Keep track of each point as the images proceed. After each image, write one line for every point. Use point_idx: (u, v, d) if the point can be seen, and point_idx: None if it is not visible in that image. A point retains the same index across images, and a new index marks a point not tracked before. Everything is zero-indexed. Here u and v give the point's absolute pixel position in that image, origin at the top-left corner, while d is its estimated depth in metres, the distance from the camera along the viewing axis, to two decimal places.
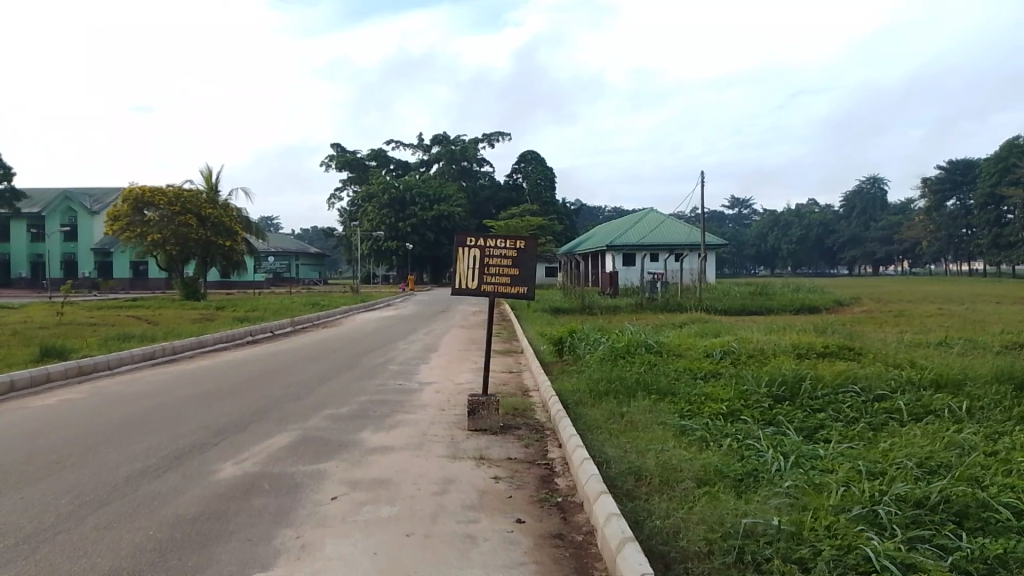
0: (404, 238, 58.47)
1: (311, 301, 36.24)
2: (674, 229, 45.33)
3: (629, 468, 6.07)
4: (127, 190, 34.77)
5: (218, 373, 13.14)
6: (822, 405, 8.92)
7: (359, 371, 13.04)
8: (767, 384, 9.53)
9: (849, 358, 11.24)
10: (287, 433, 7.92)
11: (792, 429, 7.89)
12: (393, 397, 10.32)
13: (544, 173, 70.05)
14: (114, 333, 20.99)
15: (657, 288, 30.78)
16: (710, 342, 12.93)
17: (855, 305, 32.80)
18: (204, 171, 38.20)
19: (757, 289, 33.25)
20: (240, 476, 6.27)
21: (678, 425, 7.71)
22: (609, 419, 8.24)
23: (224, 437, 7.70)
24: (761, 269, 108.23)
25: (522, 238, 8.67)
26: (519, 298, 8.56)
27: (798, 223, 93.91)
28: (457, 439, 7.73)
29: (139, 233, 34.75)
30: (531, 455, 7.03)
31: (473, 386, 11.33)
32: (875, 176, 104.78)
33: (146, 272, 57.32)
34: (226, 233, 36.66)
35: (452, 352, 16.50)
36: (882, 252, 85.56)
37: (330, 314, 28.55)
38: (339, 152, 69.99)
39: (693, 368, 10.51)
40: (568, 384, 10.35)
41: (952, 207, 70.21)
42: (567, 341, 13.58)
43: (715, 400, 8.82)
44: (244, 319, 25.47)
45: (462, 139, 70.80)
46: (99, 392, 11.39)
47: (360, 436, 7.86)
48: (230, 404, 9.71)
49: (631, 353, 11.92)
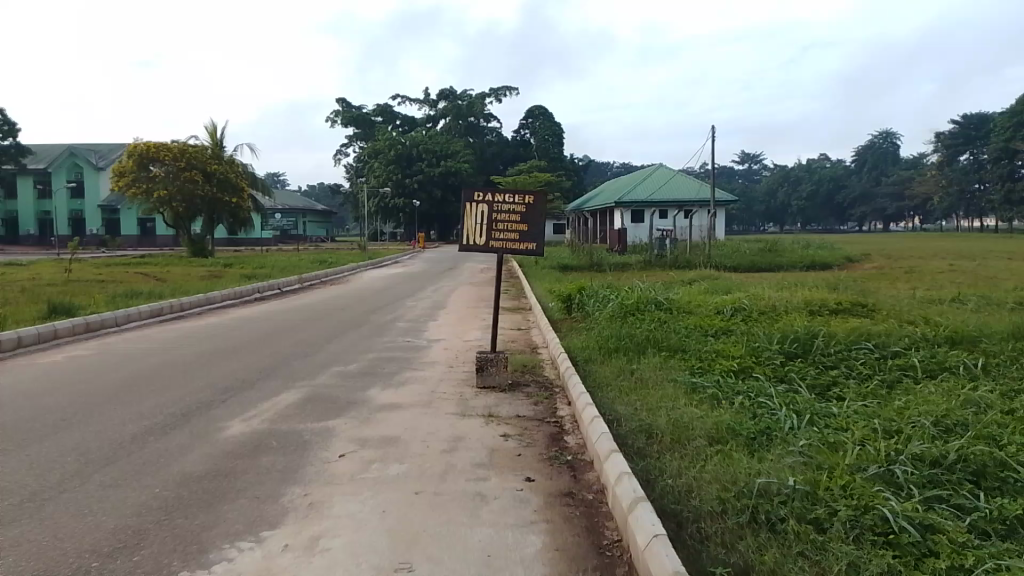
0: (411, 195, 58.03)
1: (318, 258, 36.16)
2: (683, 185, 44.88)
3: (640, 426, 5.99)
4: (132, 145, 34.47)
5: (226, 330, 13.11)
6: (834, 362, 8.83)
7: (367, 329, 12.98)
8: (779, 341, 9.42)
9: (862, 315, 11.11)
10: (295, 390, 7.86)
11: (805, 386, 7.81)
12: (401, 355, 10.25)
13: (552, 128, 69.27)
14: (122, 290, 20.98)
15: (665, 245, 30.55)
16: (721, 299, 12.78)
17: (865, 261, 32.54)
18: (209, 127, 37.85)
19: (767, 246, 32.96)
20: (247, 434, 6.22)
21: (689, 382, 7.62)
22: (619, 376, 8.16)
23: (231, 394, 7.66)
24: (770, 226, 107.50)
25: (531, 193, 8.49)
26: (528, 254, 8.44)
27: (807, 179, 92.88)
28: (465, 397, 7.66)
29: (145, 190, 34.53)
30: (540, 413, 6.96)
31: (481, 344, 11.26)
32: (887, 131, 103.23)
33: (154, 230, 57.29)
34: (232, 189, 36.43)
35: (461, 309, 16.44)
36: (893, 207, 84.69)
37: (338, 271, 28.48)
38: (345, 107, 69.26)
39: (703, 326, 10.39)
40: (577, 341, 10.26)
41: (964, 161, 69.22)
42: (576, 298, 13.46)
43: (726, 357, 8.73)
44: (251, 277, 25.43)
45: (468, 95, 69.88)
46: (106, 349, 11.39)
47: (368, 394, 7.79)
48: (237, 361, 9.67)
49: (641, 310, 11.80)
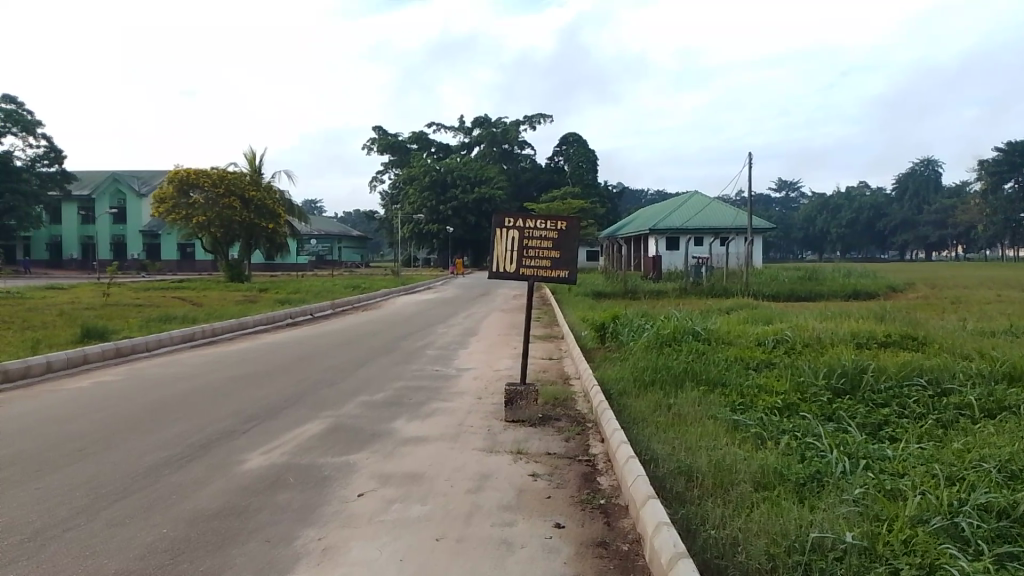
0: (445, 221, 58.36)
1: (352, 283, 36.21)
2: (719, 212, 44.26)
3: (679, 467, 5.62)
4: (173, 172, 35.06)
5: (255, 356, 12.96)
6: (885, 399, 8.37)
7: (397, 356, 12.73)
8: (826, 375, 8.97)
9: (913, 348, 10.57)
10: (319, 421, 7.59)
11: (855, 427, 7.39)
12: (430, 383, 9.96)
13: (586, 155, 69.19)
14: (157, 315, 21.08)
15: (701, 273, 29.96)
16: (762, 329, 12.31)
17: (908, 290, 31.57)
18: (248, 153, 38.36)
19: (806, 273, 32.23)
20: (265, 468, 5.95)
21: (731, 420, 7.23)
22: (656, 411, 7.76)
23: (254, 424, 7.41)
24: (808, 253, 105.80)
25: (564, 218, 8.22)
26: (560, 282, 8.14)
27: (847, 206, 91.23)
28: (494, 430, 7.32)
29: (185, 216, 35.02)
30: (572, 449, 6.61)
31: (512, 373, 10.93)
32: (929, 158, 101.21)
33: (193, 254, 58.16)
34: (269, 215, 36.75)
35: (492, 336, 16.14)
36: (935, 235, 82.81)
37: (370, 296, 28.44)
38: (381, 135, 70.05)
39: (744, 358, 9.95)
40: (611, 372, 9.88)
41: (1009, 189, 67.50)
42: (610, 327, 13.09)
43: (769, 393, 8.30)
44: (285, 301, 25.47)
45: (503, 122, 70.16)
46: (135, 374, 11.27)
47: (394, 425, 7.50)
48: (265, 387, 9.47)
49: (678, 341, 11.37)
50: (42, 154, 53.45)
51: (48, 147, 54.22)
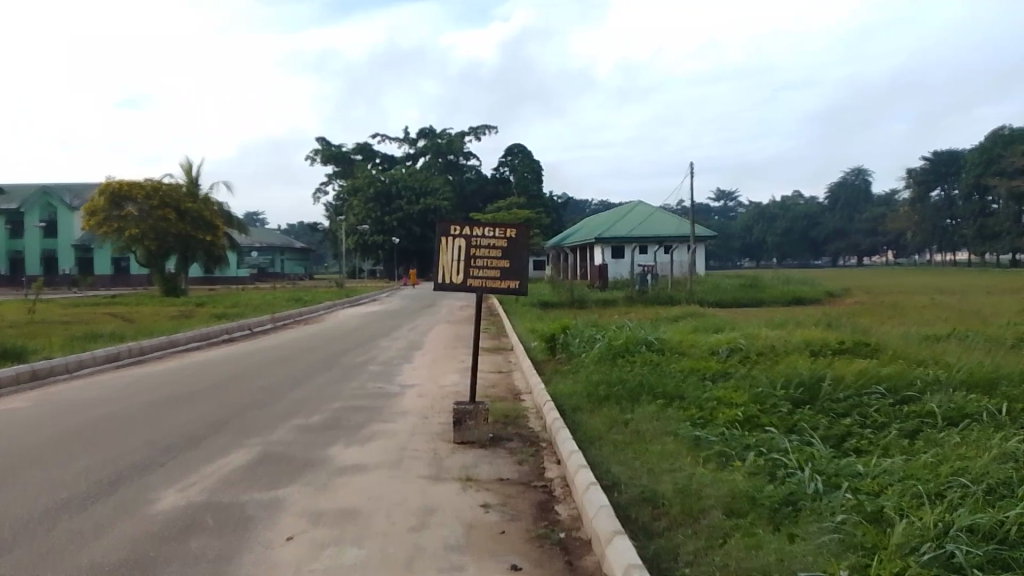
0: (391, 232, 57.38)
1: (293, 296, 35.09)
2: (663, 221, 44.45)
3: (643, 494, 5.14)
4: (104, 183, 33.55)
5: (185, 375, 12.10)
6: (846, 409, 8.07)
7: (337, 373, 12.01)
8: (785, 386, 8.65)
9: (867, 355, 10.35)
10: (245, 449, 6.91)
11: (819, 440, 7.06)
12: (370, 403, 9.30)
13: (531, 166, 69.04)
14: (81, 332, 19.82)
15: (647, 282, 29.83)
16: (714, 338, 11.97)
17: (847, 296, 32.04)
18: (184, 164, 36.95)
19: (749, 281, 32.44)
20: (179, 510, 5.27)
21: (692, 436, 6.80)
22: (612, 429, 7.29)
23: (172, 455, 6.69)
24: (746, 262, 107.76)
25: (513, 225, 7.73)
26: (510, 293, 7.64)
27: (783, 215, 93.22)
28: (439, 455, 6.74)
29: (116, 228, 33.42)
30: (525, 475, 6.08)
31: (458, 390, 10.35)
32: (860, 168, 104.28)
33: (128, 269, 55.71)
34: (206, 227, 35.27)
35: (437, 350, 15.54)
36: (867, 243, 85.23)
37: (312, 309, 27.50)
38: (324, 146, 68.79)
39: (698, 369, 9.57)
40: (564, 387, 9.38)
41: (936, 198, 69.86)
42: (560, 338, 12.60)
43: (729, 404, 7.91)
44: (221, 316, 24.36)
45: (448, 132, 69.53)
46: (48, 399, 10.33)
47: (331, 452, 6.85)
48: (189, 412, 8.68)
49: (631, 352, 10.94)
50: None
51: None
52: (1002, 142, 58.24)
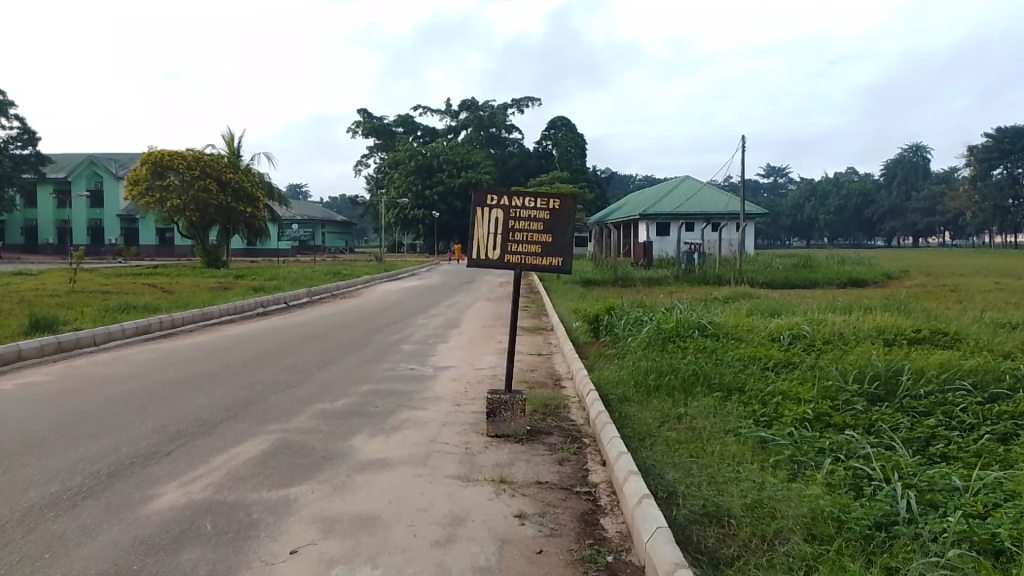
0: (431, 206, 57.00)
1: (333, 270, 34.87)
2: (711, 198, 43.10)
3: (704, 509, 4.42)
4: (146, 153, 33.49)
5: (211, 352, 11.63)
6: (928, 409, 7.22)
7: (369, 352, 11.43)
8: (858, 380, 7.80)
9: (946, 346, 9.38)
10: (260, 438, 6.31)
11: (902, 445, 6.25)
12: (401, 387, 8.66)
13: (575, 140, 67.78)
14: (119, 303, 19.64)
15: (694, 260, 28.80)
16: (775, 323, 11.06)
17: (905, 279, 30.48)
18: (225, 135, 36.79)
19: (801, 261, 31.11)
20: (179, 510, 4.66)
21: (757, 436, 6.03)
22: (664, 425, 6.54)
23: (181, 444, 6.12)
24: (796, 241, 104.94)
25: (558, 195, 6.96)
26: (553, 272, 6.89)
27: (836, 192, 90.41)
28: (471, 451, 6.06)
29: (158, 199, 33.39)
30: (566, 478, 5.36)
31: (495, 373, 9.67)
32: (918, 144, 100.50)
33: (171, 240, 55.95)
34: (247, 199, 35.20)
35: (474, 328, 14.91)
36: (924, 223, 81.84)
37: (349, 284, 27.07)
38: (366, 118, 68.45)
39: (758, 357, 8.75)
40: (609, 373, 8.63)
41: (999, 176, 66.59)
42: (605, 319, 11.83)
43: (795, 399, 7.12)
44: (260, 290, 24.06)
45: (490, 105, 68.59)
46: (69, 373, 9.90)
47: (353, 443, 6.22)
48: (208, 394, 8.14)
49: (682, 337, 10.12)
50: (14, 135, 51.75)
51: (20, 128, 52.35)
52: None
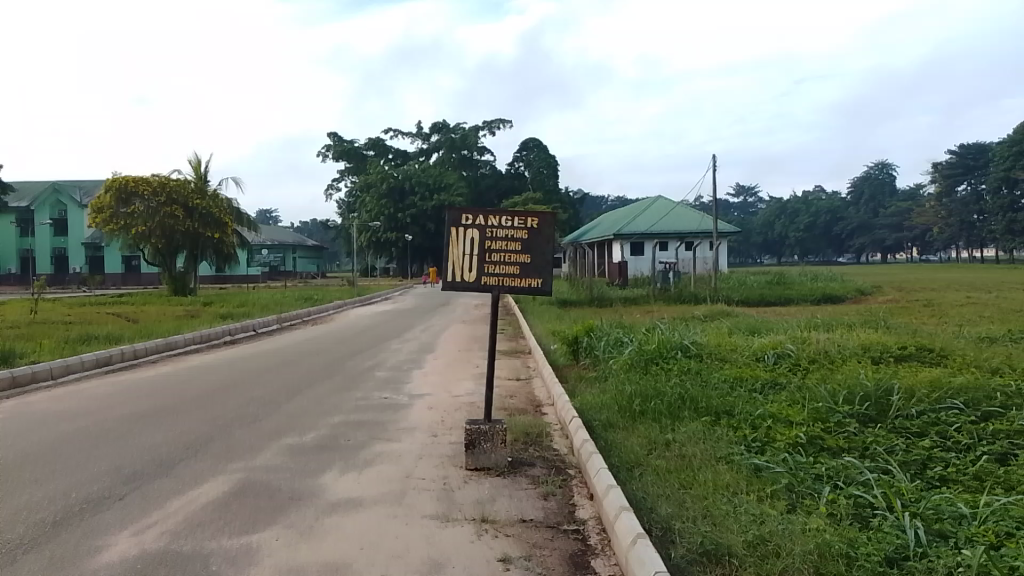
0: (403, 229, 56.62)
1: (304, 295, 34.27)
2: (684, 216, 43.21)
3: (703, 548, 4.09)
4: (110, 179, 32.90)
5: (175, 383, 11.12)
6: (922, 429, 6.98)
7: (341, 380, 11.01)
8: (847, 400, 7.57)
9: (933, 363, 9.20)
10: (223, 478, 5.89)
11: (899, 469, 5.98)
12: (374, 417, 8.26)
13: (548, 161, 67.86)
14: (79, 334, 18.94)
15: (669, 279, 28.68)
16: (758, 341, 10.83)
17: (878, 294, 30.64)
18: (193, 159, 36.12)
19: (775, 278, 31.17)
20: (129, 564, 4.23)
21: (750, 463, 5.73)
22: (652, 453, 6.22)
23: (135, 488, 5.67)
24: (767, 259, 106.05)
25: (536, 212, 6.67)
26: (533, 293, 6.58)
27: (805, 210, 91.46)
28: (450, 486, 5.68)
29: (123, 225, 32.75)
30: (552, 514, 5.00)
31: (473, 400, 9.31)
32: (884, 162, 102.20)
33: (138, 267, 54.85)
34: (214, 224, 34.20)
35: (450, 352, 14.54)
36: (891, 238, 83.05)
37: (321, 308, 26.56)
38: (337, 141, 67.98)
39: (744, 378, 8.49)
40: (591, 398, 8.30)
41: (963, 192, 67.79)
42: (584, 341, 11.53)
43: (784, 422, 6.85)
44: (228, 316, 23.45)
45: (462, 128, 68.58)
46: (22, 410, 9.36)
47: (322, 481, 5.81)
48: (168, 429, 7.68)
49: (665, 358, 9.83)
50: None
51: None
52: None
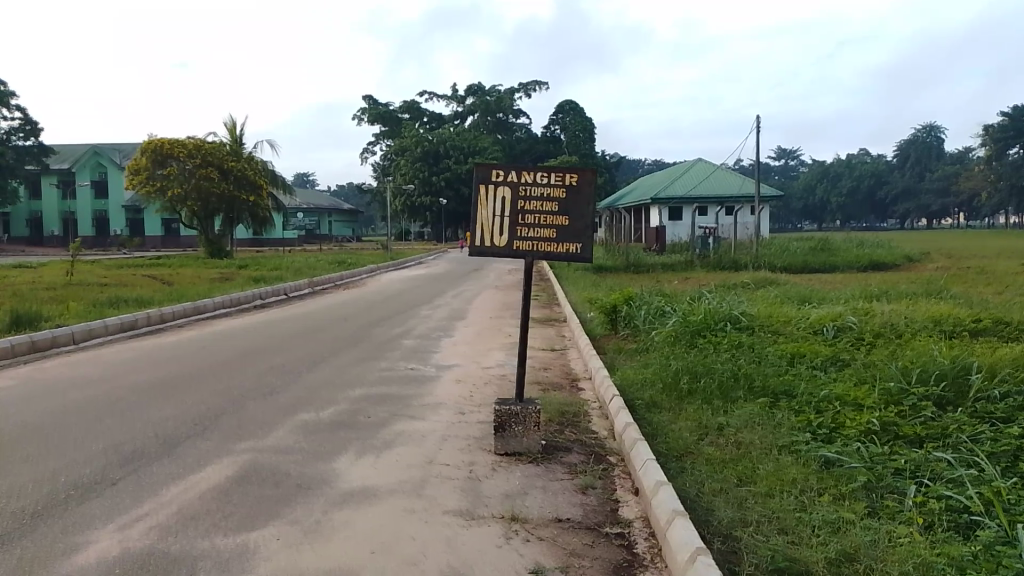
0: (438, 193, 55.85)
1: (337, 259, 33.95)
2: (724, 181, 41.85)
3: (775, 563, 3.44)
4: (146, 142, 32.44)
5: (196, 350, 10.64)
6: (1008, 414, 6.15)
7: (367, 349, 10.48)
8: (920, 381, 6.77)
9: (1010, 339, 8.30)
10: (227, 461, 5.35)
11: (988, 461, 5.21)
12: (397, 391, 7.67)
13: (585, 125, 66.37)
14: (111, 296, 18.70)
15: (708, 245, 27.62)
16: (813, 313, 10.00)
17: (926, 261, 29.23)
18: (228, 123, 35.78)
19: (818, 244, 29.92)
20: (106, 568, 3.68)
21: (819, 455, 5.04)
22: (703, 440, 5.53)
23: (133, 470, 5.16)
24: (807, 224, 103.57)
25: (576, 169, 5.93)
26: (570, 260, 5.89)
27: (847, 174, 88.72)
28: (476, 475, 5.07)
29: (160, 188, 32.38)
30: (592, 513, 4.37)
31: (504, 373, 8.70)
32: (932, 125, 98.45)
33: (178, 230, 55.37)
34: (249, 187, 34.09)
35: (482, 320, 13.93)
36: (937, 204, 80.18)
37: (354, 273, 26.16)
38: (372, 104, 67.28)
39: (802, 353, 7.74)
40: (632, 373, 7.62)
41: (1015, 156, 64.84)
42: (623, 310, 10.79)
43: (853, 406, 6.12)
44: (260, 280, 23.15)
45: (497, 90, 67.39)
46: (36, 376, 8.97)
47: (335, 467, 5.23)
48: (178, 401, 7.19)
49: (712, 330, 9.08)
50: (17, 127, 51.11)
51: (23, 119, 51.67)
52: None
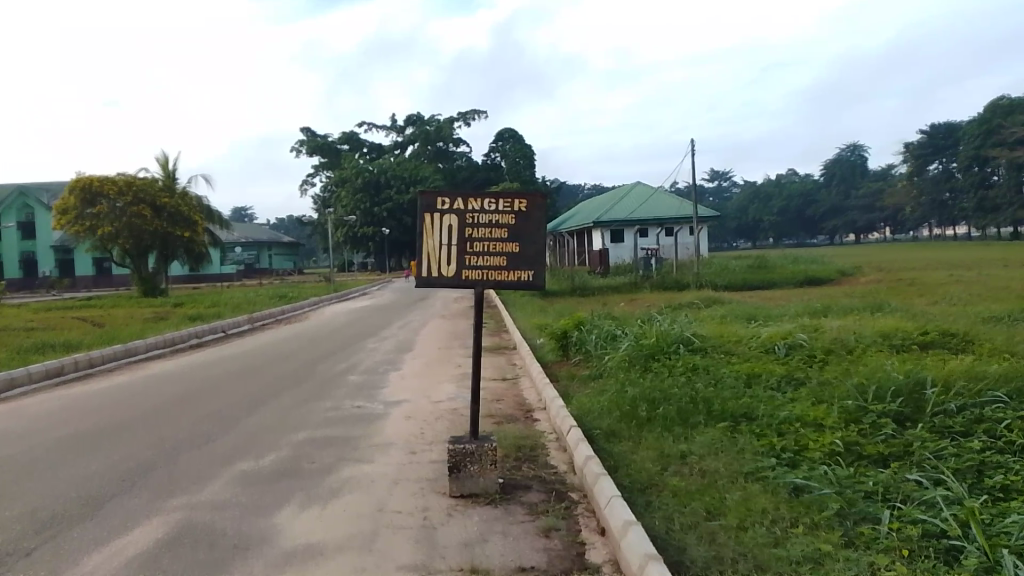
0: (380, 223, 55.28)
1: (278, 294, 33.09)
2: (663, 202, 42.39)
3: None
4: (74, 180, 31.20)
5: (126, 396, 10.01)
6: (966, 428, 6.09)
7: (310, 387, 10.02)
8: (877, 397, 6.70)
9: (959, 351, 8.35)
10: (160, 520, 4.91)
11: (953, 477, 5.10)
12: (343, 432, 7.27)
13: (524, 151, 66.70)
14: (35, 342, 17.67)
15: (651, 265, 27.66)
16: (763, 331, 9.96)
17: (861, 274, 29.97)
18: (160, 158, 34.73)
19: (756, 261, 30.40)
20: None
21: (787, 482, 4.85)
22: (667, 470, 5.31)
23: (52, 536, 4.68)
24: (743, 243, 106.02)
25: (525, 194, 5.72)
26: (523, 287, 5.66)
27: (779, 194, 91.14)
28: (431, 522, 4.73)
29: (90, 227, 31.22)
30: (558, 558, 4.09)
31: (456, 407, 8.37)
32: (856, 144, 102.25)
33: (110, 269, 53.58)
34: (184, 222, 32.98)
35: (429, 351, 13.56)
36: (864, 219, 82.93)
37: (295, 307, 25.47)
38: (309, 136, 66.45)
39: (757, 374, 7.64)
40: (588, 402, 7.37)
41: (935, 171, 67.60)
42: (574, 335, 10.58)
43: (815, 427, 5.98)
44: (196, 318, 22.26)
45: (436, 119, 67.39)
46: None
47: (278, 521, 4.83)
48: (105, 455, 6.65)
49: (665, 354, 8.93)
50: None
51: None
52: (1001, 111, 55.89)
